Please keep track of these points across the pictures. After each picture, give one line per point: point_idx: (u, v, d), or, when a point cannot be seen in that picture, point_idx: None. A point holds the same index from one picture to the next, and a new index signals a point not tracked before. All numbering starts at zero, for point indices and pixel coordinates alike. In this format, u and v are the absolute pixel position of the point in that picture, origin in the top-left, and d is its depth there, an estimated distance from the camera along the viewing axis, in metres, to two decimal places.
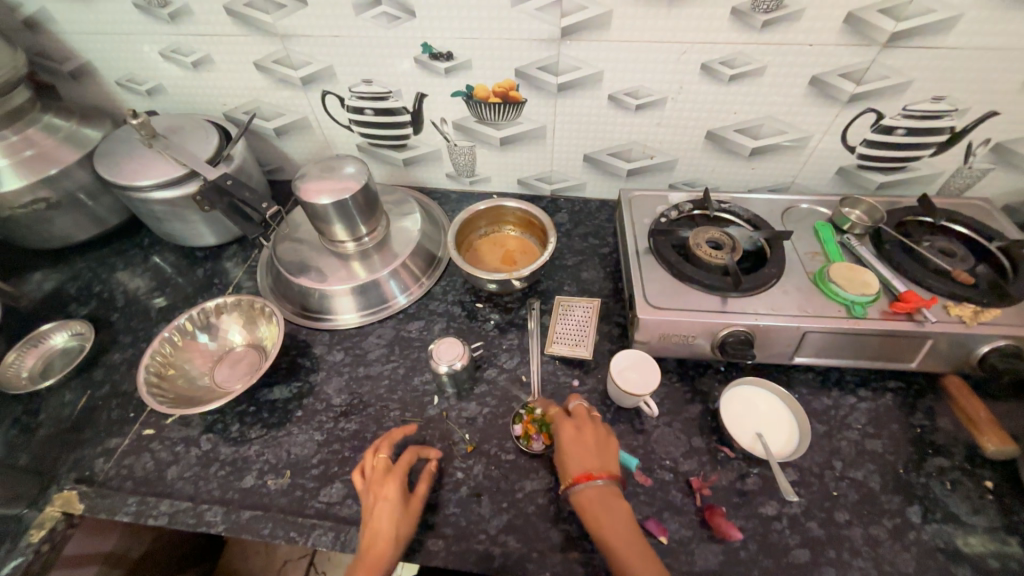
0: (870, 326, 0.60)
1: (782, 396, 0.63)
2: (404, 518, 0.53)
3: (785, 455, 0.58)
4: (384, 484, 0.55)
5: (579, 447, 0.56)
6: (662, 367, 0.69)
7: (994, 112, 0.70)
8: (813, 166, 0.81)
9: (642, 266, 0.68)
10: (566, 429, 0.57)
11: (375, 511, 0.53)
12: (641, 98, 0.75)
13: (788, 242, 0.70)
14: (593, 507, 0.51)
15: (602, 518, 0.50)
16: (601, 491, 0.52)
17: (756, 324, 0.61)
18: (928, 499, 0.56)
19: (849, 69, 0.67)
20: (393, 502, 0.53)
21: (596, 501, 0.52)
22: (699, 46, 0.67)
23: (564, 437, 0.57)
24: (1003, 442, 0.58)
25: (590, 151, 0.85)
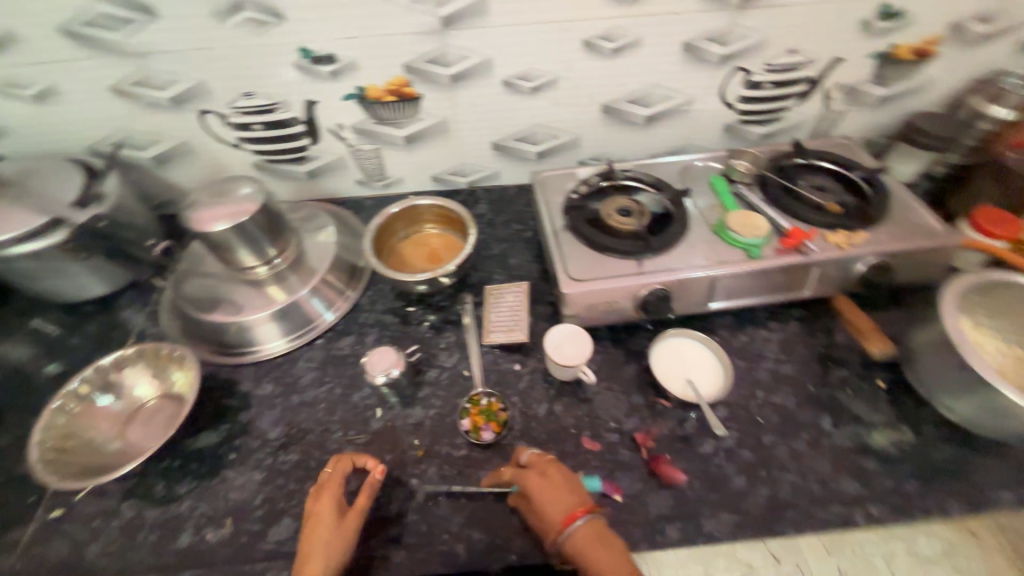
0: (767, 265, 0.66)
1: (706, 342, 0.67)
2: (339, 529, 0.51)
3: (713, 395, 0.62)
4: (318, 499, 0.54)
5: (551, 497, 0.52)
6: (596, 336, 0.72)
7: (838, 59, 0.79)
8: (702, 126, 0.87)
9: (561, 244, 0.70)
10: (531, 478, 0.54)
11: (309, 526, 0.52)
12: (534, 81, 0.76)
13: (689, 200, 0.75)
14: (588, 548, 0.49)
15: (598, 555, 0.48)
16: (588, 528, 0.50)
17: (670, 281, 0.65)
18: (835, 407, 0.63)
19: (714, 33, 0.73)
20: (327, 512, 0.52)
21: (588, 539, 0.49)
22: (577, 24, 0.69)
23: (533, 487, 0.53)
24: (885, 343, 0.65)
25: (497, 139, 0.85)
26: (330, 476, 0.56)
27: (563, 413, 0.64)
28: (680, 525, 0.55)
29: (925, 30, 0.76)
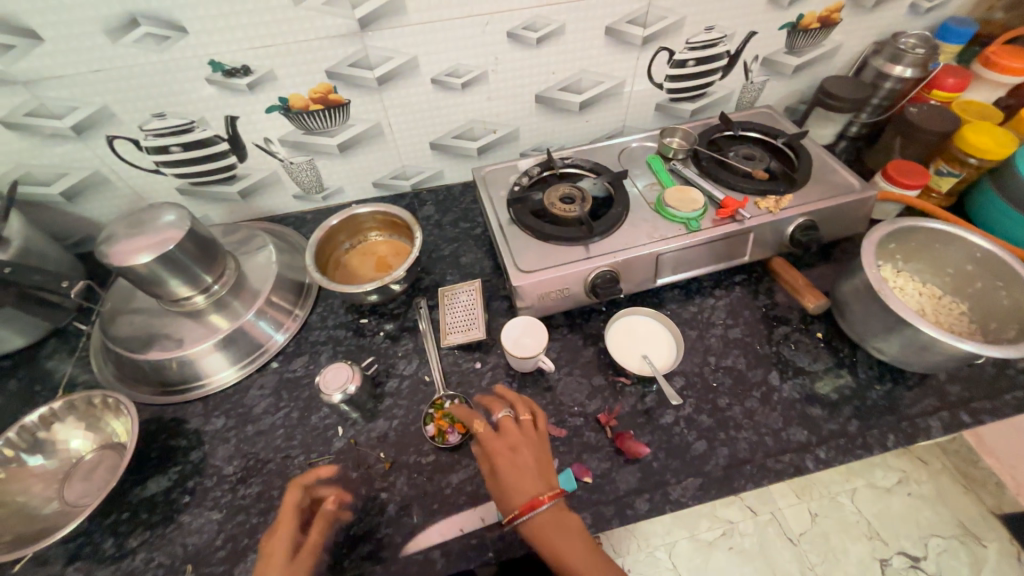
0: (705, 236, 0.69)
1: (656, 318, 0.70)
2: (291, 565, 0.49)
3: (667, 368, 0.64)
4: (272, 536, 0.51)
5: (518, 473, 0.52)
6: (553, 325, 0.72)
7: (752, 32, 0.82)
8: (635, 108, 0.89)
9: (507, 237, 0.70)
10: (501, 453, 0.53)
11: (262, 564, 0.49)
12: (463, 77, 0.76)
13: (628, 181, 0.77)
14: (546, 533, 0.49)
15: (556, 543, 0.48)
16: (549, 516, 0.50)
17: (617, 262, 0.67)
18: (780, 363, 0.67)
19: (633, 15, 0.74)
20: (279, 549, 0.50)
21: (548, 526, 0.49)
22: (498, 16, 0.69)
23: (501, 462, 0.52)
24: (817, 297, 0.68)
25: (434, 138, 0.84)
26: (284, 506, 0.53)
27: None
28: (649, 496, 0.56)
29: None
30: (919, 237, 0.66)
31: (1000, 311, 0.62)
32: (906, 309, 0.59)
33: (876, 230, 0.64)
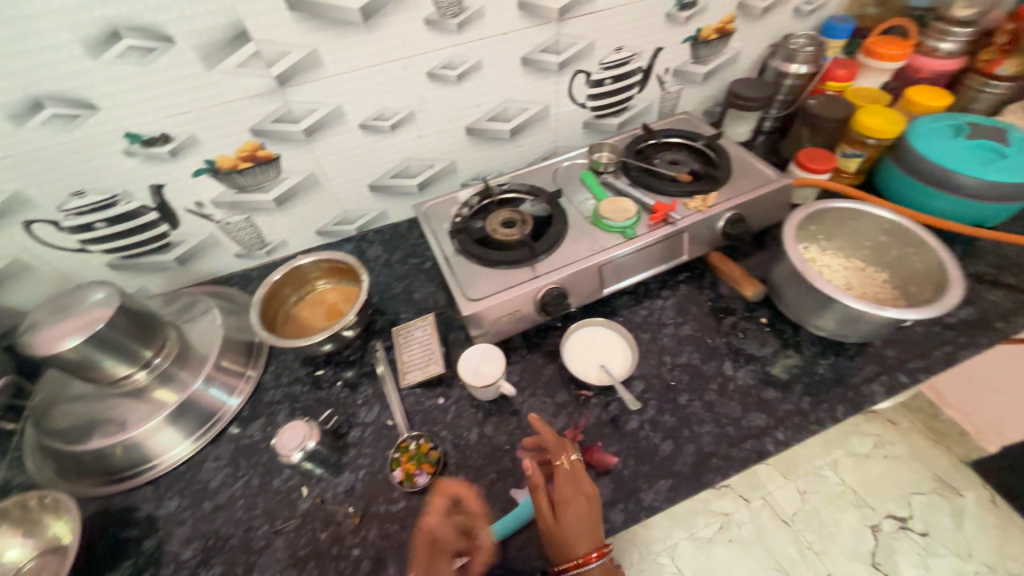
0: (643, 242, 0.72)
1: (609, 326, 0.71)
2: None
3: (624, 374, 0.65)
4: None
5: (581, 524, 0.51)
6: (512, 347, 0.73)
7: (659, 48, 0.88)
8: (564, 128, 0.94)
9: (453, 268, 0.71)
10: (571, 502, 0.53)
11: None
12: (390, 119, 0.77)
13: (564, 199, 0.80)
14: None
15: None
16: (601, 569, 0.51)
17: (562, 278, 0.68)
18: (732, 352, 0.69)
19: (545, 45, 0.78)
20: None
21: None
22: (414, 59, 0.71)
23: (570, 512, 0.52)
24: (754, 285, 0.72)
25: (372, 180, 0.85)
26: None
27: (494, 431, 0.64)
28: (623, 506, 0.56)
29: (719, 12, 0.87)
30: (832, 216, 0.71)
31: (911, 273, 0.67)
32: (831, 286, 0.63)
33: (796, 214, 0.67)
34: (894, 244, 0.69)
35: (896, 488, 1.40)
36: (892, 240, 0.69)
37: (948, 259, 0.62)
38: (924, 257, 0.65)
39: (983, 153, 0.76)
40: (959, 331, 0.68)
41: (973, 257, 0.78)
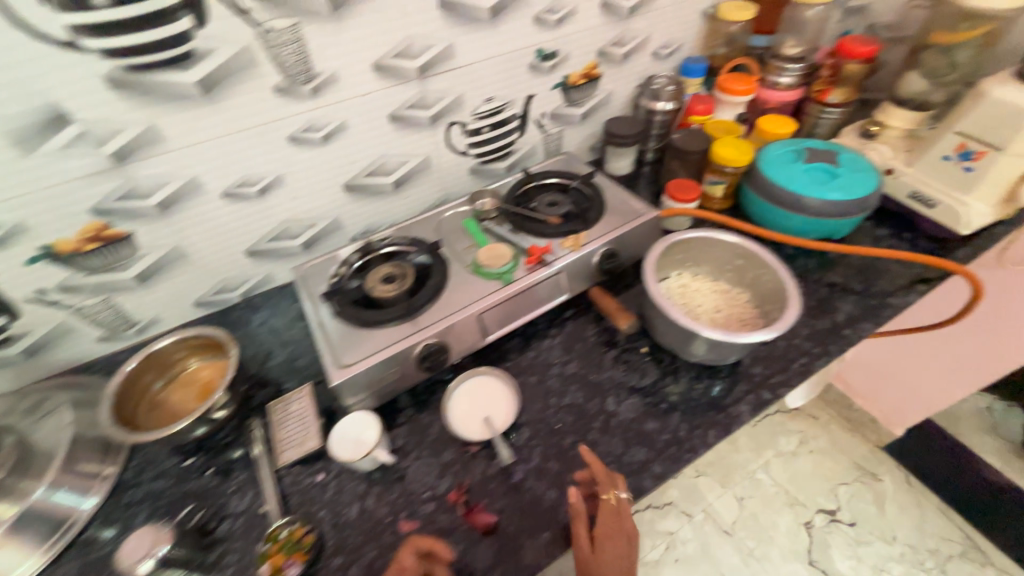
0: (520, 286, 0.73)
1: (493, 374, 0.70)
2: None
3: (507, 423, 0.65)
4: None
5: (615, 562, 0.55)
6: (399, 407, 0.70)
7: (530, 95, 0.93)
8: (449, 176, 0.95)
9: (327, 333, 0.68)
10: (610, 539, 0.55)
11: None
12: (257, 184, 0.75)
13: (446, 249, 0.81)
14: None
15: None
16: None
17: (438, 332, 0.68)
18: (614, 387, 0.71)
19: (411, 102, 0.80)
20: None
21: None
22: (271, 125, 0.70)
23: (608, 550, 0.55)
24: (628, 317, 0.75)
25: (248, 245, 0.82)
26: None
27: (376, 504, 0.61)
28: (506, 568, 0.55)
29: (581, 60, 0.93)
30: (693, 244, 0.75)
31: (762, 293, 0.73)
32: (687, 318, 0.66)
33: (656, 246, 0.70)
34: (747, 267, 0.74)
35: (823, 481, 1.46)
36: (745, 263, 0.74)
37: (789, 278, 0.67)
38: (770, 277, 0.70)
39: (817, 175, 0.85)
40: (813, 342, 0.73)
41: (825, 268, 0.85)
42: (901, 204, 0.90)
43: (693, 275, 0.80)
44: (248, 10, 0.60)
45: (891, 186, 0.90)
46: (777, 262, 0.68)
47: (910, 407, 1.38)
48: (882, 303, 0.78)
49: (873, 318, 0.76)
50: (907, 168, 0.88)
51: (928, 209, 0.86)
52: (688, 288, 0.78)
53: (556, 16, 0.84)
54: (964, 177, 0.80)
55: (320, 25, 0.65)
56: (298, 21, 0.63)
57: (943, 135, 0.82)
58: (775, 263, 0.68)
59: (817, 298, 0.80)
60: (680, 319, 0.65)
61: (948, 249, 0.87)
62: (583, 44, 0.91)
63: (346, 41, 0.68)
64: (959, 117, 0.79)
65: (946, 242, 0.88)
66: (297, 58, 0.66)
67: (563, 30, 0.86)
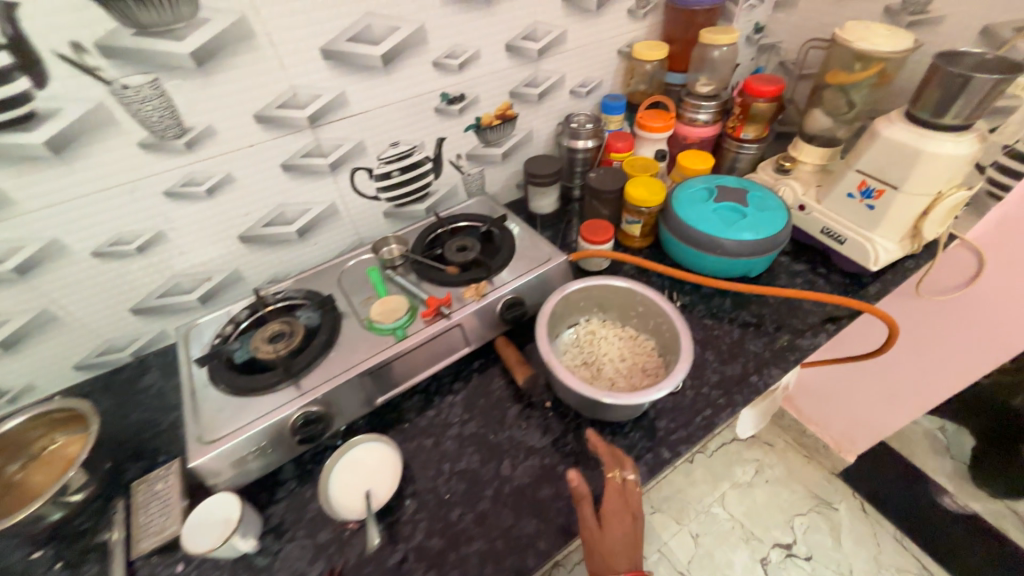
0: (412, 343, 0.69)
1: (377, 438, 0.66)
2: None
3: (389, 491, 0.61)
4: None
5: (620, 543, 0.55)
6: (281, 479, 0.65)
7: (441, 138, 0.91)
8: (361, 220, 0.92)
9: (196, 402, 0.63)
10: (617, 518, 0.57)
11: None
12: (134, 241, 0.71)
13: (343, 301, 0.77)
14: None
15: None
16: None
17: (316, 399, 0.63)
18: (512, 448, 0.66)
19: (305, 150, 0.77)
20: None
21: None
22: (142, 181, 0.67)
23: (615, 527, 0.56)
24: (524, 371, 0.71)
25: (133, 303, 0.77)
26: None
27: None
28: None
29: (492, 102, 0.92)
30: (595, 291, 0.75)
31: (664, 341, 0.71)
32: (588, 384, 0.62)
33: (550, 299, 0.70)
34: (648, 314, 0.73)
35: (778, 513, 1.42)
36: (646, 310, 0.73)
37: (682, 326, 0.67)
38: (667, 326, 0.69)
39: (726, 214, 0.85)
40: (720, 391, 0.71)
41: (739, 308, 0.84)
42: (816, 239, 0.90)
43: (602, 320, 0.80)
44: (97, 68, 0.57)
45: (804, 221, 0.91)
46: (670, 310, 0.69)
47: (862, 433, 1.35)
48: (791, 345, 0.76)
49: (781, 362, 0.74)
50: (817, 203, 0.89)
51: (839, 244, 0.87)
52: (595, 335, 0.77)
53: (457, 60, 0.82)
54: (868, 214, 0.81)
55: (186, 79, 0.62)
56: (158, 76, 0.61)
57: (845, 173, 0.82)
58: (669, 311, 0.68)
59: (728, 341, 0.78)
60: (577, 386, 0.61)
61: (861, 285, 0.86)
62: (492, 86, 0.90)
63: (219, 95, 0.65)
64: (858, 156, 0.80)
65: (859, 278, 0.88)
66: (161, 113, 0.62)
67: (467, 74, 0.85)
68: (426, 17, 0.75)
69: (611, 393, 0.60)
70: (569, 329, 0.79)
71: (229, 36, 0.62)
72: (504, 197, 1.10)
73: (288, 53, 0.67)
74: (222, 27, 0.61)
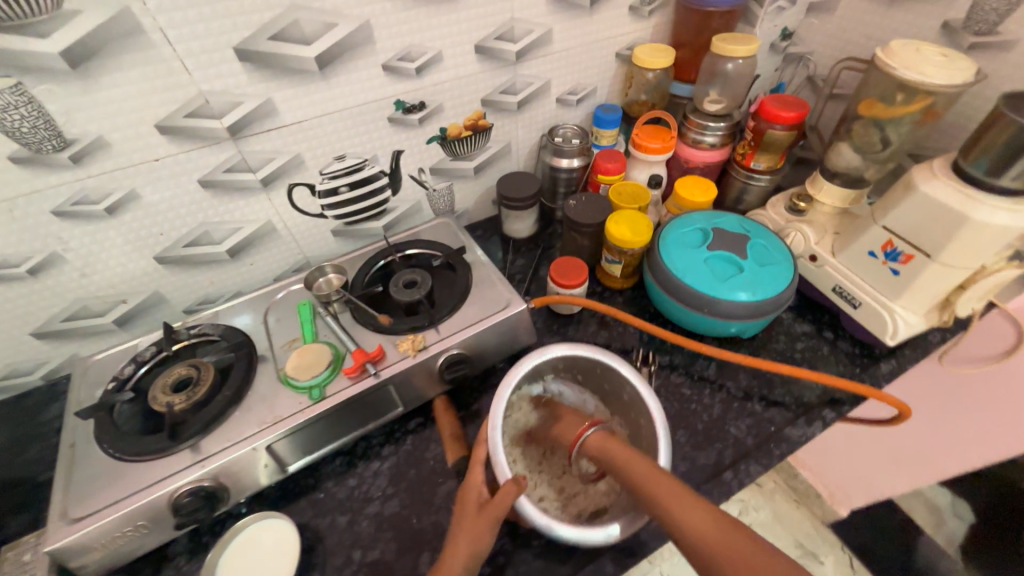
0: (327, 406, 0.59)
1: (266, 514, 0.57)
2: None
3: (292, 567, 0.53)
4: None
5: (568, 419, 0.60)
6: (170, 553, 0.57)
7: (398, 150, 0.79)
8: (305, 240, 0.82)
9: (71, 463, 0.55)
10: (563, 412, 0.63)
11: None
12: (22, 264, 0.62)
13: (264, 342, 0.68)
14: (605, 447, 0.53)
15: (617, 456, 0.51)
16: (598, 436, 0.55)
17: (205, 473, 0.54)
18: (435, 539, 0.57)
19: (228, 165, 0.66)
20: None
21: (601, 445, 0.54)
22: (20, 200, 0.57)
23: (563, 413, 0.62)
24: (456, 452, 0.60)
25: (34, 327, 0.69)
26: None
27: None
28: None
29: (460, 111, 0.79)
30: (582, 358, 0.65)
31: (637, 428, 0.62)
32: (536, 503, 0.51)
33: (524, 362, 0.61)
34: (631, 406, 0.63)
35: None
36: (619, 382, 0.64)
37: (657, 413, 0.57)
38: (643, 413, 0.60)
39: (722, 267, 0.72)
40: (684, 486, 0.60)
41: (725, 378, 0.72)
42: (826, 296, 0.78)
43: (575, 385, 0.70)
44: None
45: (815, 274, 0.78)
46: (645, 391, 0.60)
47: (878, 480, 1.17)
48: (777, 433, 0.65)
49: (764, 455, 0.63)
50: (832, 255, 0.76)
51: (853, 308, 0.74)
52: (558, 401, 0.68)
53: (414, 64, 0.69)
54: (891, 279, 0.68)
55: (60, 84, 0.51)
56: (20, 79, 0.50)
57: (868, 228, 0.69)
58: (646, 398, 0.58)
59: (706, 420, 0.67)
60: (529, 513, 0.50)
61: (872, 359, 0.74)
62: (460, 92, 0.77)
63: (107, 102, 0.54)
64: (886, 209, 0.66)
65: (872, 349, 0.75)
66: (31, 122, 0.52)
67: (427, 79, 0.72)
68: (371, 12, 0.62)
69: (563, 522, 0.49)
70: (534, 388, 0.69)
71: (109, 31, 0.50)
72: (477, 214, 0.99)
73: (192, 54, 0.55)
74: (100, 20, 0.50)
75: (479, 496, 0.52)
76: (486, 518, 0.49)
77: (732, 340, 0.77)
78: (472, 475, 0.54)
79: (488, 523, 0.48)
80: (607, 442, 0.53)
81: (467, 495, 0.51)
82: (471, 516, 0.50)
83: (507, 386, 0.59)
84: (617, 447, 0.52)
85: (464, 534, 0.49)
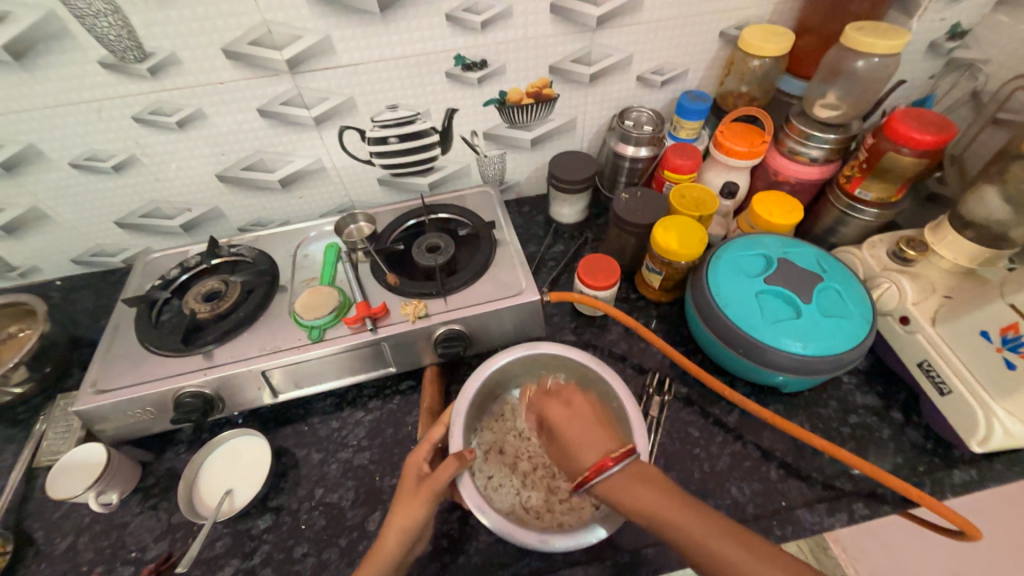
0: (320, 350, 0.60)
1: (250, 430, 0.63)
2: None
3: (257, 486, 0.58)
4: None
5: (577, 434, 0.50)
6: (176, 439, 0.65)
7: (452, 109, 0.75)
8: (352, 183, 0.82)
9: (113, 340, 0.64)
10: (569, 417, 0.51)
11: None
12: (108, 160, 0.70)
13: (288, 275, 0.71)
14: (620, 490, 0.44)
15: (634, 499, 0.43)
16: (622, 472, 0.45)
17: (205, 382, 0.59)
18: (390, 501, 0.58)
19: (284, 98, 0.67)
20: None
21: (620, 487, 0.44)
22: (107, 102, 0.63)
23: (562, 420, 0.51)
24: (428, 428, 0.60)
25: (117, 217, 0.78)
26: None
27: (84, 546, 0.57)
28: None
29: (524, 75, 0.73)
30: (579, 366, 0.61)
31: None
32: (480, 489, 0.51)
33: (512, 350, 0.60)
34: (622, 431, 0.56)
35: None
36: (607, 394, 0.59)
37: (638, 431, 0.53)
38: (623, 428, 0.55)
39: (778, 306, 0.62)
40: (656, 535, 0.55)
41: (744, 430, 0.63)
42: (906, 369, 0.64)
43: None
44: None
45: (900, 339, 0.64)
46: (627, 405, 0.55)
47: None
48: (786, 510, 0.56)
49: (761, 530, 0.55)
50: (930, 323, 0.61)
51: (939, 393, 0.60)
52: None
53: (479, 17, 0.65)
54: (1000, 372, 0.53)
55: None
56: None
57: (991, 302, 0.55)
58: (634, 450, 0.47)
59: (705, 471, 0.60)
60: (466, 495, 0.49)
61: (945, 461, 0.59)
62: (526, 55, 0.71)
63: (180, 20, 0.57)
64: (1022, 283, 0.51)
65: (948, 449, 0.60)
66: (116, 31, 0.56)
67: (492, 35, 0.67)
68: None
69: (499, 518, 0.48)
70: None
71: None
72: (529, 188, 0.94)
73: None
74: None
75: (420, 468, 0.51)
76: (421, 493, 0.48)
77: (768, 391, 0.67)
78: (418, 450, 0.53)
79: (423, 498, 0.48)
80: (633, 488, 0.44)
81: (407, 467, 0.51)
82: (407, 490, 0.49)
83: (479, 375, 0.59)
84: (638, 491, 0.43)
85: (397, 512, 0.48)
